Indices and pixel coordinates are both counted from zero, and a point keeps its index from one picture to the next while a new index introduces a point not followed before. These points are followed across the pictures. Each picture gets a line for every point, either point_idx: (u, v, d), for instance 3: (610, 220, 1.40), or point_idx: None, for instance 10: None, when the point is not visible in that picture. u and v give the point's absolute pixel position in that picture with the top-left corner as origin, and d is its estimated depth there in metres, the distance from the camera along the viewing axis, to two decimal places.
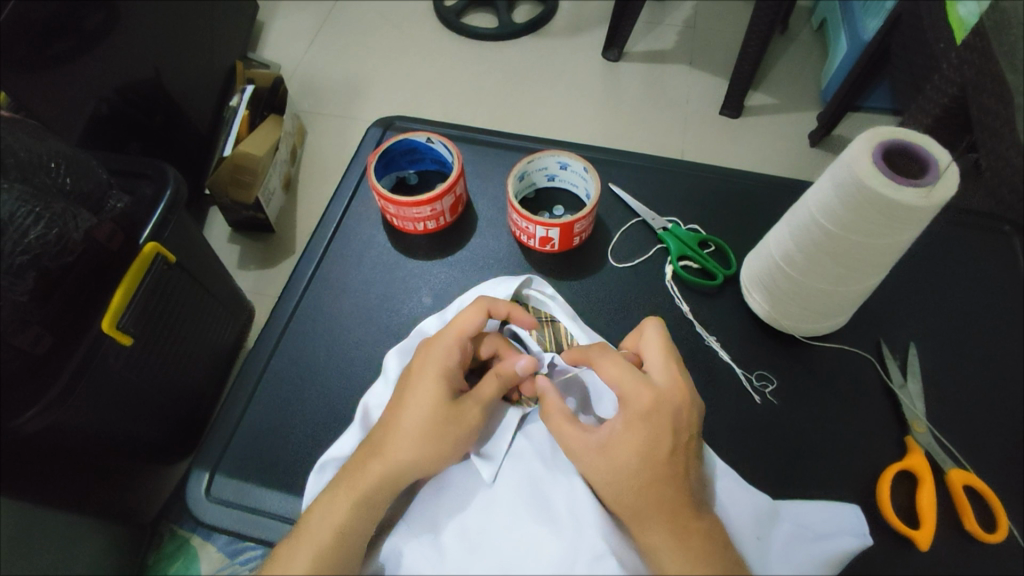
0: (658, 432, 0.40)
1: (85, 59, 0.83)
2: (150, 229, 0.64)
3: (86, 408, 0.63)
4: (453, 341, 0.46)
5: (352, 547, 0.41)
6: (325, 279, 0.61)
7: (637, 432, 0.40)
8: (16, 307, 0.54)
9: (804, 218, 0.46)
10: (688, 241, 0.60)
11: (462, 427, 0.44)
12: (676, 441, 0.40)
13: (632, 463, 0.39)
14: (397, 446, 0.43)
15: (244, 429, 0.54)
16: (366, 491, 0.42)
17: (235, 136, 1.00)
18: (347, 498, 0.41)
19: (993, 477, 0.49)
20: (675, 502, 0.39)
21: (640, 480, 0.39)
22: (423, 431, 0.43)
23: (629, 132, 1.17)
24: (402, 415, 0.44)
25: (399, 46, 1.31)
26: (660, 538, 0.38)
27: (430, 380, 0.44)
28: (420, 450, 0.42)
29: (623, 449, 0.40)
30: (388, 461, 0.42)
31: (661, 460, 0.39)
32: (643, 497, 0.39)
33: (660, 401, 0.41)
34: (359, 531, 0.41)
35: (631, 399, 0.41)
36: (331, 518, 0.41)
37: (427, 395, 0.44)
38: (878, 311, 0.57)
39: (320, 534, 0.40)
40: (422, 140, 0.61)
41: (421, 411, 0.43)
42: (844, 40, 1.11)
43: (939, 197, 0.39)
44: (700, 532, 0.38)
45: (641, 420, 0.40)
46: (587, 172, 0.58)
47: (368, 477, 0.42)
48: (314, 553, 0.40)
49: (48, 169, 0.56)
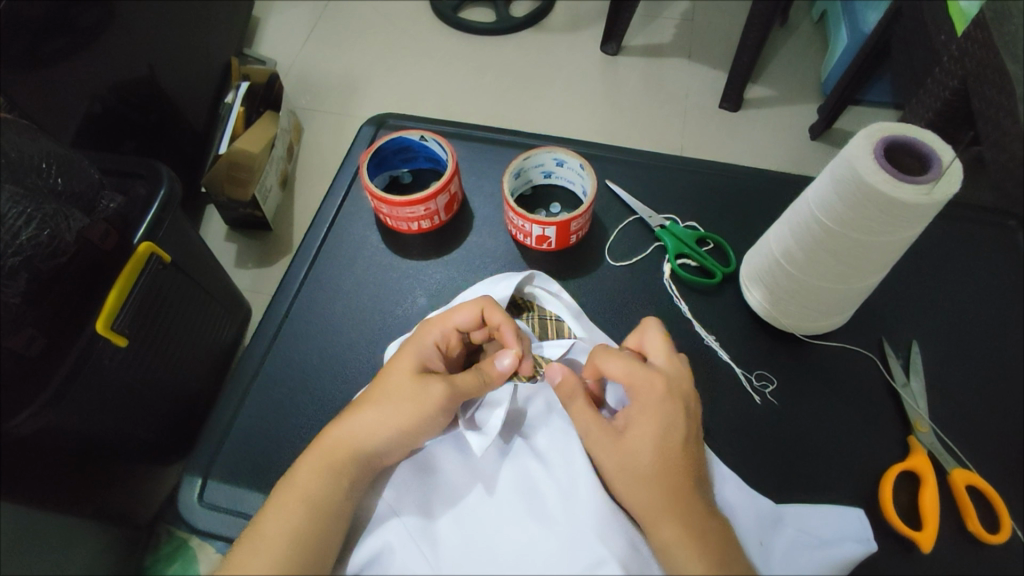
0: (675, 422, 0.40)
1: (76, 57, 0.82)
2: (144, 229, 0.63)
3: (81, 410, 0.62)
4: (436, 322, 0.47)
5: (322, 511, 0.40)
6: (318, 280, 0.61)
7: (655, 420, 0.40)
8: (9, 309, 0.53)
9: (804, 215, 0.45)
10: (686, 238, 0.60)
11: (423, 398, 0.43)
12: (687, 429, 0.40)
13: (649, 453, 0.39)
14: (364, 411, 0.43)
15: (237, 433, 0.54)
16: (333, 453, 0.42)
17: (230, 134, 0.99)
18: (310, 460, 0.42)
19: (999, 478, 0.49)
20: (690, 499, 0.38)
21: (655, 469, 0.39)
22: (384, 396, 0.44)
23: (627, 126, 1.16)
24: (373, 384, 0.45)
25: (395, 42, 1.30)
26: (673, 531, 0.37)
27: (402, 354, 0.46)
28: (380, 417, 0.43)
29: (642, 440, 0.40)
30: (353, 426, 0.43)
31: (675, 450, 0.39)
32: (656, 489, 0.38)
33: (672, 388, 0.41)
34: (323, 497, 0.40)
35: (643, 387, 0.41)
36: (300, 484, 0.40)
37: (396, 367, 0.45)
38: (880, 309, 0.56)
39: (290, 499, 0.40)
40: (416, 137, 0.60)
41: (388, 380, 0.44)
42: (844, 31, 1.09)
43: (941, 194, 0.38)
44: (709, 529, 0.37)
45: (657, 408, 0.40)
46: (583, 169, 0.57)
47: (329, 437, 0.43)
48: (281, 518, 0.39)
49: (40, 170, 0.55)
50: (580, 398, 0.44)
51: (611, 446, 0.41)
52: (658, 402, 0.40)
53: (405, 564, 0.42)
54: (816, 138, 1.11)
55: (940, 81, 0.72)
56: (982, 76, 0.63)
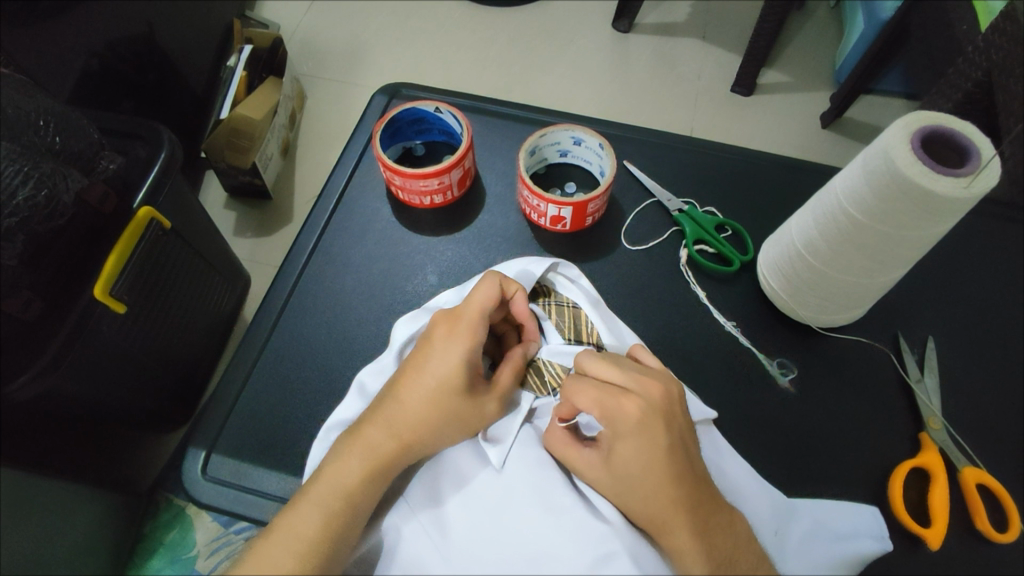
0: (656, 442, 0.37)
1: (74, 11, 0.78)
2: (144, 193, 0.61)
3: (78, 376, 0.60)
4: (476, 317, 0.43)
5: (361, 513, 0.40)
6: (327, 252, 0.59)
7: (635, 446, 0.37)
8: (7, 271, 0.52)
9: (830, 204, 0.44)
10: (705, 224, 0.58)
11: (478, 413, 0.42)
12: (678, 443, 0.38)
13: (637, 466, 0.37)
14: (414, 415, 0.42)
15: (242, 406, 0.53)
16: (379, 459, 0.41)
17: (232, 98, 0.96)
18: (358, 466, 0.40)
19: (1009, 479, 0.49)
20: (688, 498, 0.37)
21: (646, 489, 0.37)
22: (438, 409, 0.42)
23: (636, 106, 1.14)
24: (419, 386, 0.42)
25: (401, 10, 1.26)
26: (681, 537, 0.36)
27: (450, 355, 0.42)
28: (438, 427, 0.42)
29: (625, 468, 0.38)
30: (403, 431, 0.41)
31: (661, 464, 0.37)
32: (649, 510, 0.37)
33: (649, 407, 0.38)
34: (368, 498, 0.40)
35: (618, 414, 0.38)
36: (339, 486, 0.40)
37: (445, 372, 0.42)
38: (897, 304, 0.56)
39: (328, 498, 0.39)
40: (431, 108, 0.58)
41: (439, 389, 0.42)
42: (862, 17, 1.07)
43: (979, 188, 0.37)
44: (722, 528, 0.37)
45: (635, 434, 0.38)
46: (602, 148, 0.56)
47: (379, 445, 0.41)
48: (325, 520, 0.39)
49: (37, 128, 0.54)
50: (566, 446, 0.42)
51: (604, 478, 0.39)
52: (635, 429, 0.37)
53: (410, 549, 0.41)
54: (828, 125, 1.09)
55: (963, 72, 0.69)
56: (1008, 67, 0.61)
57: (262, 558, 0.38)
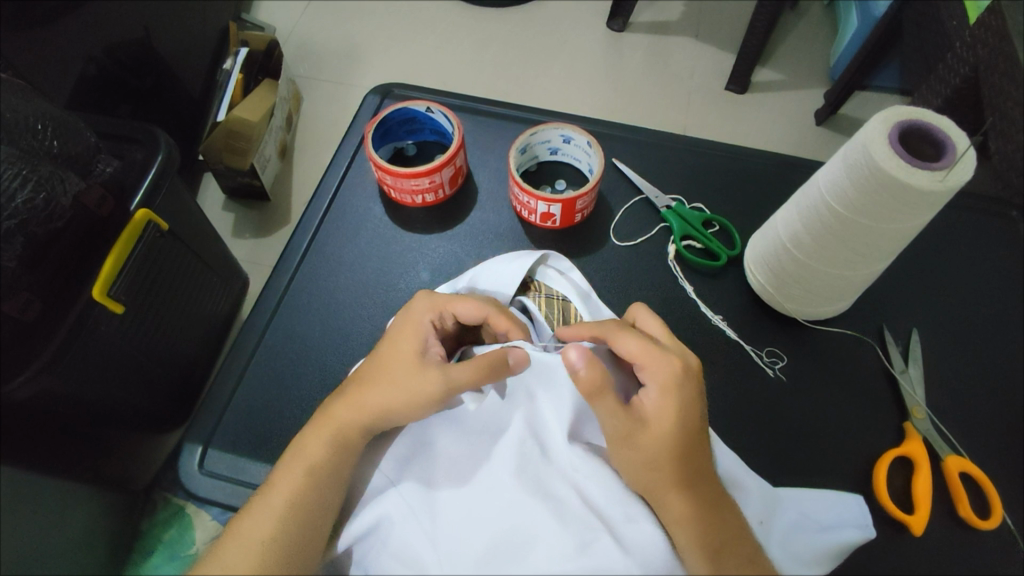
0: (687, 402, 0.40)
1: (70, 16, 0.79)
2: (142, 195, 0.62)
3: (76, 375, 0.61)
4: (440, 309, 0.47)
5: (327, 484, 0.41)
6: (320, 251, 0.60)
7: (675, 400, 0.40)
8: (6, 272, 0.52)
9: (813, 199, 0.45)
10: (692, 220, 0.59)
11: (412, 386, 0.43)
12: (701, 410, 0.41)
13: (663, 429, 0.39)
14: (368, 390, 0.44)
15: (237, 402, 0.54)
16: (339, 429, 0.43)
17: (229, 100, 0.97)
18: (321, 439, 0.43)
19: (993, 468, 0.49)
20: (686, 475, 0.39)
21: (666, 453, 0.39)
22: (383, 380, 0.44)
23: (631, 105, 1.15)
24: (378, 360, 0.46)
25: (396, 11, 1.27)
26: (674, 504, 0.38)
27: (402, 335, 0.46)
28: (378, 396, 0.43)
29: (660, 424, 0.39)
30: (359, 405, 0.43)
31: (684, 430, 0.39)
32: (672, 467, 0.38)
33: (687, 367, 0.41)
34: (334, 470, 0.42)
35: (657, 368, 0.41)
36: (304, 457, 0.42)
37: (395, 350, 0.45)
38: (883, 296, 0.56)
39: (295, 470, 0.42)
40: (422, 108, 0.58)
41: (388, 362, 0.45)
42: (855, 14, 1.07)
43: (953, 181, 0.37)
44: (717, 515, 0.39)
45: (675, 388, 0.40)
46: (590, 146, 0.57)
47: (338, 418, 0.43)
48: (288, 488, 0.41)
49: (35, 131, 0.53)
50: (605, 393, 0.40)
51: (632, 437, 0.39)
52: (676, 380, 0.40)
53: (398, 539, 0.41)
54: (821, 122, 1.10)
55: (951, 67, 0.70)
56: (992, 63, 0.62)
57: (240, 532, 0.40)
